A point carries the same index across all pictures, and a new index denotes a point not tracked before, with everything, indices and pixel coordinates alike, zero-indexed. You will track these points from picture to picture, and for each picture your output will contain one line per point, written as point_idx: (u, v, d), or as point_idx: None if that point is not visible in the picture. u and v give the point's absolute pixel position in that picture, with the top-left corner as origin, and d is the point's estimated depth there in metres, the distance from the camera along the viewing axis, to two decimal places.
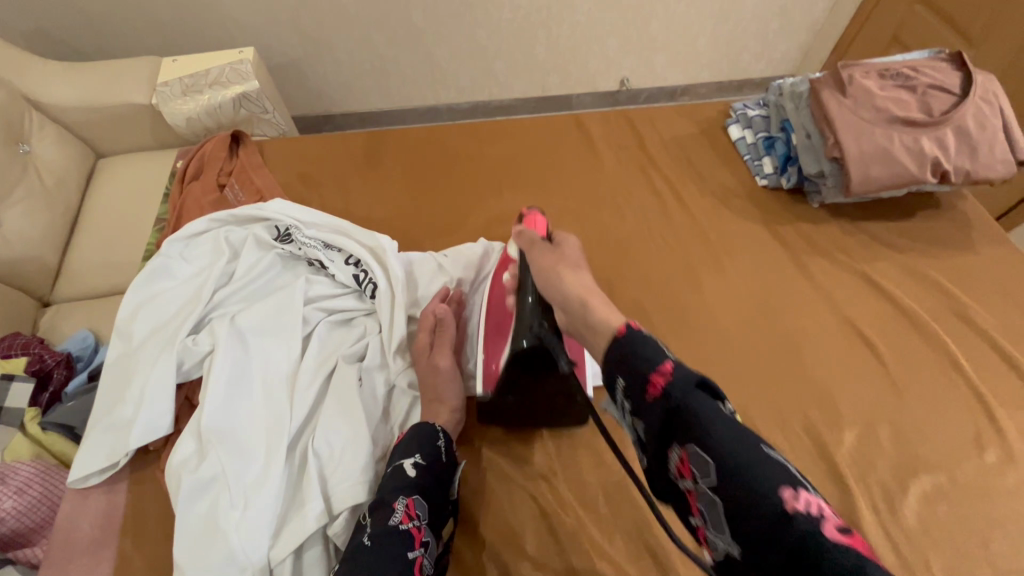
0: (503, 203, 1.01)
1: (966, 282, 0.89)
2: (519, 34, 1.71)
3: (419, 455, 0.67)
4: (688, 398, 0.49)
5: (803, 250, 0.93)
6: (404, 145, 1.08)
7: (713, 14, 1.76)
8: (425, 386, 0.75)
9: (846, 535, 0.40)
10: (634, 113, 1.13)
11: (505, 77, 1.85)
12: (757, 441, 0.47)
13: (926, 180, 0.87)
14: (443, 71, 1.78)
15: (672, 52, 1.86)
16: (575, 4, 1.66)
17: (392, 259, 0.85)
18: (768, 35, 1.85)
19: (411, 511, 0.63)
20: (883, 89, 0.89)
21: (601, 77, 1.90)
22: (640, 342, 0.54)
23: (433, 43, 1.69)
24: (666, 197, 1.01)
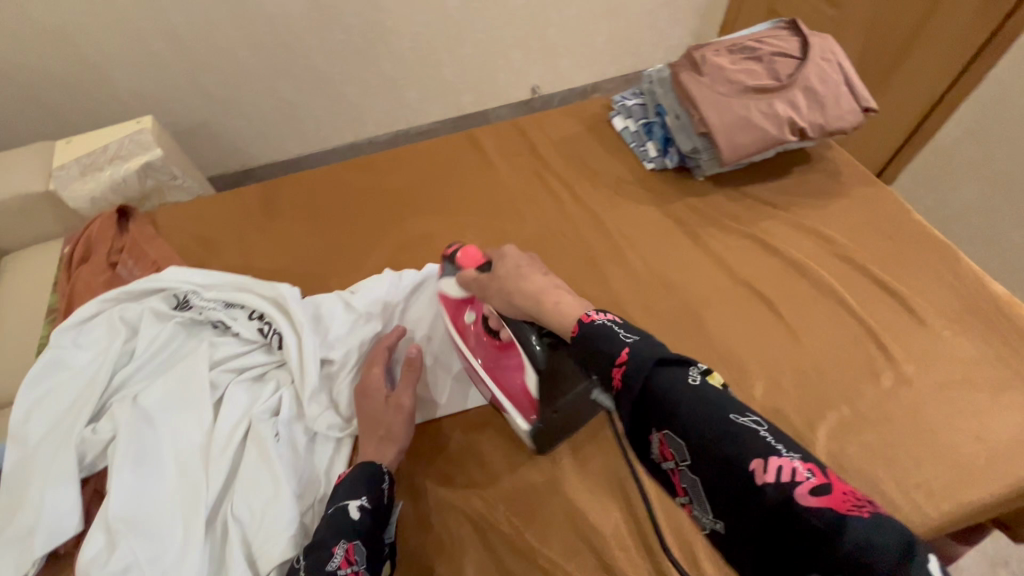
0: (407, 229, 1.02)
1: (842, 225, 0.95)
2: (423, 61, 1.74)
3: (365, 497, 0.66)
4: (651, 382, 0.48)
5: (697, 223, 0.98)
6: (300, 190, 1.08)
7: (606, 13, 1.84)
8: (374, 423, 0.74)
9: (821, 495, 0.38)
10: (524, 120, 1.17)
11: (419, 104, 1.86)
12: (727, 410, 0.45)
13: (787, 139, 0.93)
14: (355, 107, 1.78)
15: (574, 55, 1.93)
16: (470, 23, 1.70)
17: (296, 305, 0.84)
18: (660, 25, 1.95)
19: (350, 556, 0.61)
20: (733, 63, 0.95)
21: (512, 88, 1.95)
22: (596, 335, 0.53)
23: (339, 82, 1.69)
24: (563, 196, 1.04)
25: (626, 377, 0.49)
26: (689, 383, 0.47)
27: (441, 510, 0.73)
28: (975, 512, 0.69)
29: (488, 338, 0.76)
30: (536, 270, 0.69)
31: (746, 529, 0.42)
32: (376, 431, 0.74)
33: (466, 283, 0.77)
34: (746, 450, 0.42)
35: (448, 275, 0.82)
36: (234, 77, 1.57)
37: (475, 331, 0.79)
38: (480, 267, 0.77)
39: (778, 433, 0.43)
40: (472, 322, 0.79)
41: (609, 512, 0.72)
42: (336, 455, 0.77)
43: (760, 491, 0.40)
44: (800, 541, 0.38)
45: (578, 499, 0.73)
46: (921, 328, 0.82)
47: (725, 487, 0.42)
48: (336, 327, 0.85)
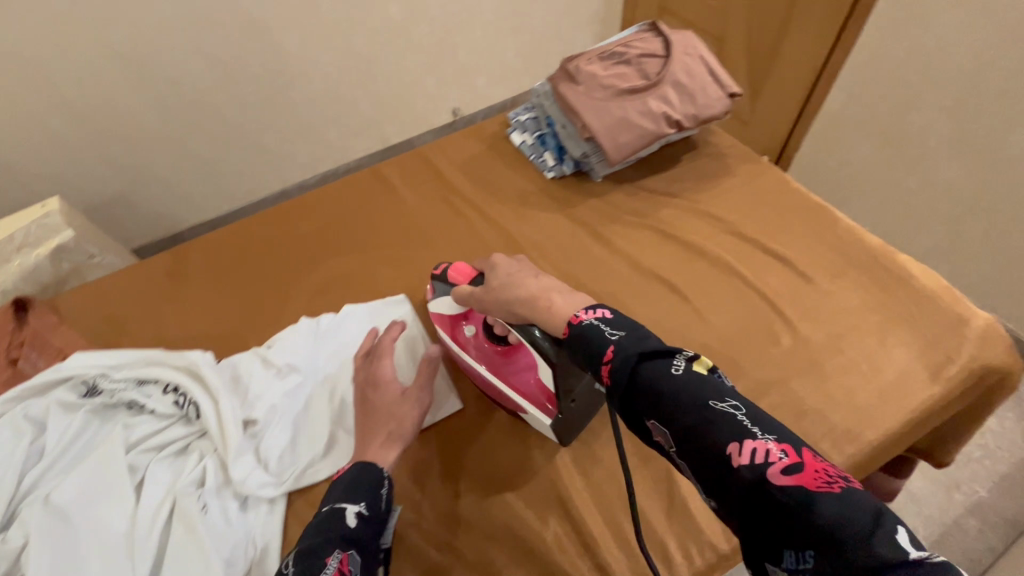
0: (321, 272, 1.02)
1: (730, 203, 1.01)
2: (337, 100, 1.74)
3: (362, 503, 0.64)
4: (637, 373, 0.50)
5: (601, 222, 1.02)
6: (208, 252, 1.06)
7: (510, 30, 1.90)
8: (385, 419, 0.74)
9: (793, 473, 0.41)
10: (427, 148, 1.19)
11: (343, 141, 1.84)
12: (707, 397, 0.47)
13: (666, 133, 0.99)
14: (277, 155, 1.75)
15: (487, 73, 1.98)
16: (377, 57, 1.72)
17: (209, 370, 0.83)
18: (564, 34, 2.03)
19: (344, 567, 0.57)
20: (606, 69, 1.00)
21: (433, 112, 1.96)
22: (584, 335, 0.56)
23: (254, 133, 1.67)
24: (471, 216, 1.07)
25: (614, 371, 0.52)
26: (673, 374, 0.49)
27: None
28: (874, 449, 0.74)
29: (492, 345, 0.78)
30: (528, 275, 0.71)
31: (730, 508, 0.44)
32: (387, 425, 0.74)
33: (462, 300, 0.77)
34: (725, 435, 0.45)
35: (441, 295, 0.83)
36: (139, 146, 1.53)
37: (476, 342, 0.80)
38: (473, 281, 0.78)
39: (757, 417, 0.46)
40: (473, 334, 0.80)
41: (547, 518, 0.74)
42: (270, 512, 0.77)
43: (736, 474, 0.43)
44: (773, 517, 0.41)
45: (513, 509, 0.75)
46: (809, 286, 0.88)
47: (709, 472, 0.45)
48: (256, 382, 0.84)
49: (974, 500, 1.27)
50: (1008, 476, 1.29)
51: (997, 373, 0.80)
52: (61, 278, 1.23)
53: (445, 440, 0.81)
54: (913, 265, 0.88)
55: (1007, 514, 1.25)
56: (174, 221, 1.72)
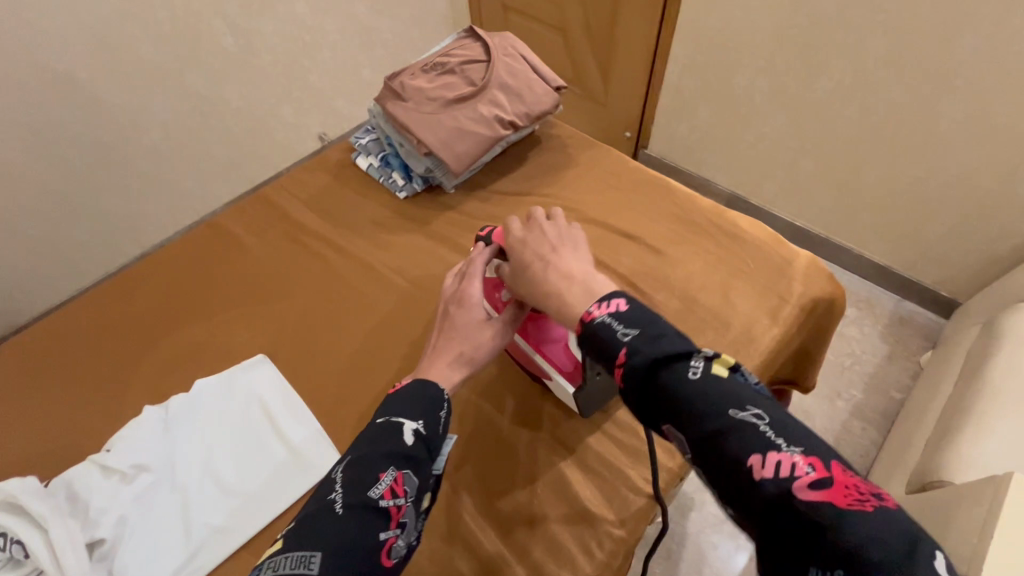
0: (163, 349, 0.91)
1: (579, 192, 1.04)
2: (177, 147, 1.55)
3: (421, 421, 0.57)
4: (653, 374, 0.49)
5: (461, 233, 1.01)
6: (20, 354, 0.92)
7: (357, 47, 1.82)
8: (462, 337, 0.67)
9: (821, 488, 0.39)
10: (268, 190, 1.11)
11: (199, 190, 1.64)
12: (726, 405, 0.45)
13: (503, 134, 0.99)
14: (117, 223, 1.53)
15: (348, 94, 1.85)
16: (217, 97, 1.56)
17: (31, 497, 0.69)
18: (415, 42, 1.98)
19: (398, 486, 0.52)
20: (430, 82, 0.99)
21: (297, 143, 1.78)
22: (597, 332, 0.54)
23: (85, 200, 1.45)
24: (327, 253, 1.01)
25: (624, 373, 0.50)
26: (690, 378, 0.47)
27: None
28: None
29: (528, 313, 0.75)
30: (567, 246, 0.68)
31: (748, 520, 0.42)
32: (457, 345, 0.67)
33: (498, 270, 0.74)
34: (746, 447, 0.43)
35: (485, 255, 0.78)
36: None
37: None
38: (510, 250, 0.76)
39: (781, 426, 0.44)
40: None
41: (447, 550, 0.70)
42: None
43: (760, 490, 0.41)
44: (796, 534, 0.39)
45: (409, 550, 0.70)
46: (661, 258, 0.93)
47: (726, 484, 0.43)
48: (100, 496, 0.73)
49: (854, 405, 1.42)
50: (875, 376, 1.46)
51: (825, 300, 0.90)
52: None
53: None
54: (743, 219, 0.96)
55: (881, 410, 1.41)
56: None
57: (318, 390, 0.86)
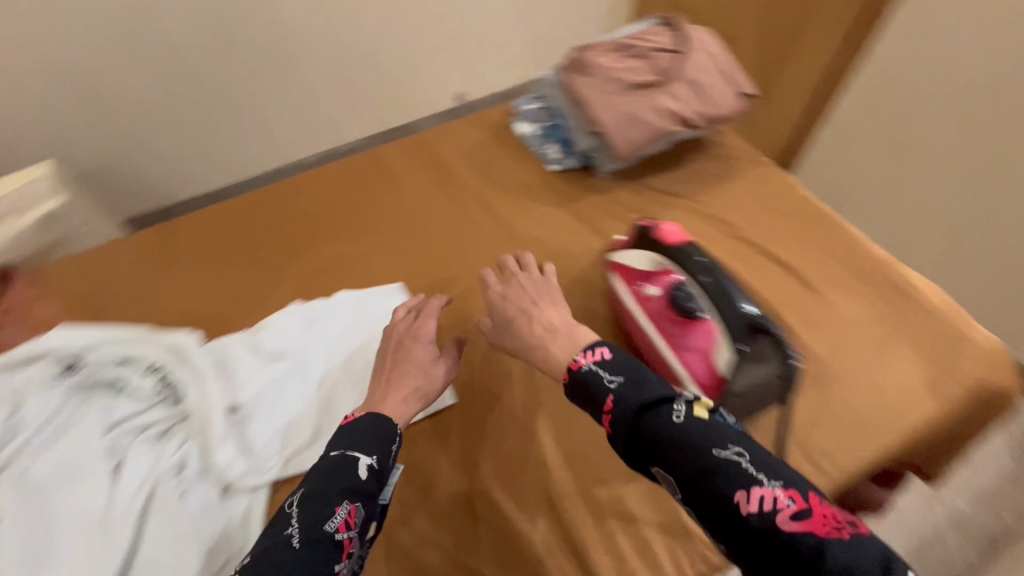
0: (314, 256, 0.99)
1: (735, 208, 0.99)
2: (334, 77, 1.66)
3: (373, 457, 0.64)
4: (638, 421, 0.56)
5: (603, 219, 1.00)
6: (196, 228, 1.03)
7: (517, 15, 1.83)
8: (411, 375, 0.74)
9: (802, 519, 0.47)
10: (427, 134, 1.16)
11: (341, 123, 1.78)
12: (710, 445, 0.53)
13: (675, 130, 0.96)
14: (270, 133, 1.68)
15: (492, 58, 1.90)
16: (382, 37, 1.65)
17: (195, 355, 0.82)
18: (572, 23, 1.95)
19: (350, 519, 0.60)
20: (616, 61, 0.97)
21: (434, 96, 1.89)
22: (586, 380, 0.62)
23: (249, 107, 1.60)
24: (471, 207, 1.04)
25: (614, 418, 0.58)
26: (675, 422, 0.55)
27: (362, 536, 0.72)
28: (869, 464, 0.74)
29: (670, 312, 0.74)
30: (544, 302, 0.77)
31: (739, 548, 0.49)
32: (412, 380, 0.74)
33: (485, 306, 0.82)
34: (731, 485, 0.50)
35: (643, 246, 0.80)
36: (123, 115, 1.45)
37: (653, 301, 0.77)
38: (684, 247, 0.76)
39: (758, 462, 0.51)
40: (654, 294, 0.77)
41: (531, 517, 0.72)
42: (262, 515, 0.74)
43: (748, 522, 0.48)
44: (787, 558, 0.46)
45: (501, 508, 0.73)
46: (814, 297, 0.87)
47: (720, 517, 0.50)
48: (244, 366, 0.82)
49: (957, 513, 1.27)
50: (994, 491, 1.29)
51: (998, 392, 0.79)
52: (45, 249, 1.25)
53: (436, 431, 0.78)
54: (915, 279, 0.87)
55: (991, 530, 1.25)
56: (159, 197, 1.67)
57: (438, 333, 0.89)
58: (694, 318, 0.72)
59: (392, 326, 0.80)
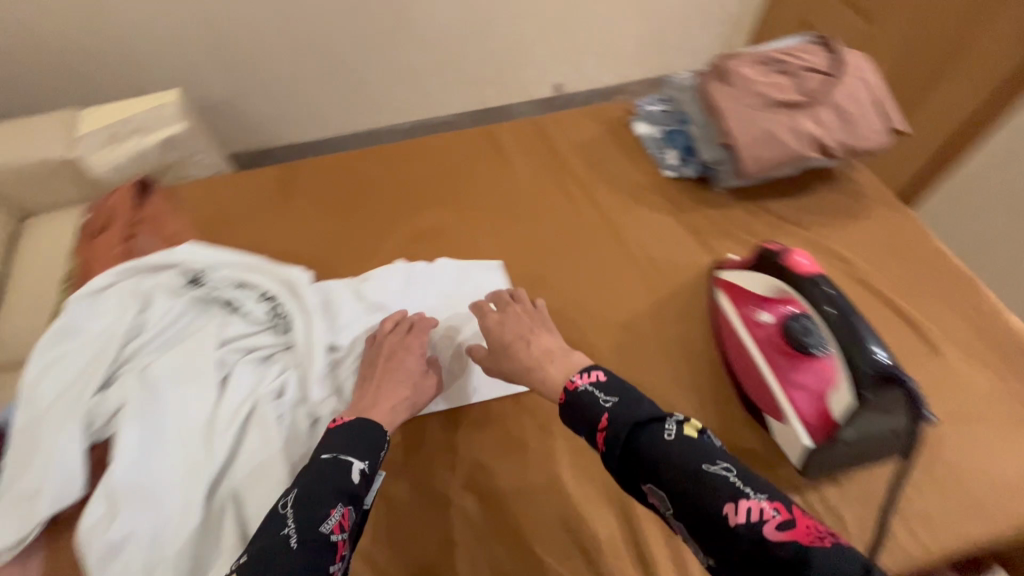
0: (421, 219, 1.02)
1: (859, 247, 0.94)
2: (445, 50, 1.69)
3: (365, 462, 0.65)
4: (631, 439, 0.56)
5: (714, 235, 0.97)
6: (316, 174, 1.08)
7: (633, 15, 1.78)
8: (394, 386, 0.75)
9: (787, 529, 0.47)
10: (543, 120, 1.16)
11: (441, 95, 1.82)
12: (700, 462, 0.53)
13: (812, 156, 0.92)
14: (376, 95, 1.74)
15: (600, 54, 1.86)
16: (495, 17, 1.65)
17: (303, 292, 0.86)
18: (689, 29, 1.87)
19: (344, 521, 0.61)
20: (762, 75, 0.93)
21: (534, 84, 1.89)
22: (578, 401, 0.62)
23: (359, 67, 1.65)
24: (580, 199, 1.03)
25: (607, 438, 0.58)
26: (665, 440, 0.55)
27: (438, 499, 0.74)
28: (975, 545, 0.68)
29: (783, 343, 0.71)
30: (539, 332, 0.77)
31: (730, 560, 0.49)
32: (400, 392, 0.75)
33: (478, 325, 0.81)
34: (721, 498, 0.50)
35: (764, 269, 0.77)
36: (252, 57, 1.53)
37: (768, 330, 0.74)
38: (812, 280, 0.71)
39: (744, 477, 0.52)
40: (770, 322, 0.74)
41: (601, 516, 0.72)
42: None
43: (737, 534, 0.49)
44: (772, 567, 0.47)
45: (573, 502, 0.73)
46: (933, 357, 0.81)
47: (710, 531, 0.50)
48: (346, 314, 0.86)
49: None
50: None
51: None
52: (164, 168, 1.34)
53: (519, 414, 0.80)
54: None
55: None
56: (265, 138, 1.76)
57: None
58: (810, 353, 0.68)
59: (382, 336, 0.81)
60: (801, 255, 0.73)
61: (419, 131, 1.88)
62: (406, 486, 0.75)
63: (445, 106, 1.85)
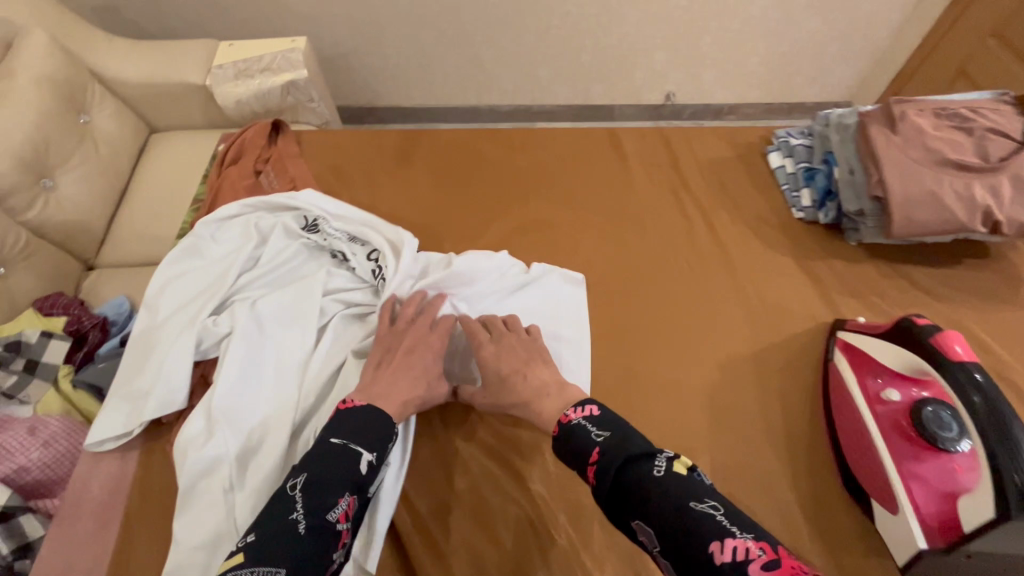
0: (529, 210, 1.00)
1: (1007, 339, 0.83)
2: (565, 41, 1.64)
3: (374, 452, 0.63)
4: (620, 474, 0.56)
5: (837, 290, 0.90)
6: (436, 145, 1.09)
7: (769, 36, 1.64)
8: (411, 382, 0.71)
9: (772, 569, 0.45)
10: (669, 131, 1.11)
11: (549, 84, 1.78)
12: (687, 499, 0.51)
13: (975, 229, 0.82)
14: (487, 73, 1.73)
15: (723, 70, 1.75)
16: (624, 14, 1.57)
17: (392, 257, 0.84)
18: (826, 59, 1.72)
19: (349, 510, 0.59)
20: (936, 128, 0.85)
21: (646, 89, 1.81)
22: (575, 436, 0.62)
23: (476, 43, 1.64)
24: (696, 221, 0.99)
25: (598, 472, 0.58)
26: (654, 476, 0.54)
27: (500, 495, 0.70)
28: None
29: (910, 426, 0.66)
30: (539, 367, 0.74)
31: None
32: (413, 390, 0.71)
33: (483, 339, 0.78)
34: (705, 534, 0.49)
35: (898, 342, 0.69)
36: (380, 17, 1.55)
37: (893, 408, 0.68)
38: (964, 366, 0.62)
39: (731, 517, 0.50)
40: (897, 400, 0.69)
41: None
42: (401, 431, 0.73)
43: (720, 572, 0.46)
44: None
45: None
46: None
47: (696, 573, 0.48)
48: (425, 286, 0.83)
49: None
50: None
51: None
52: (282, 109, 1.40)
53: None
54: None
55: None
56: (375, 96, 1.80)
57: (623, 334, 0.86)
58: (942, 447, 0.63)
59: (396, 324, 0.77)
60: (953, 336, 0.65)
61: (519, 115, 1.86)
62: (468, 473, 0.72)
63: (550, 95, 1.82)
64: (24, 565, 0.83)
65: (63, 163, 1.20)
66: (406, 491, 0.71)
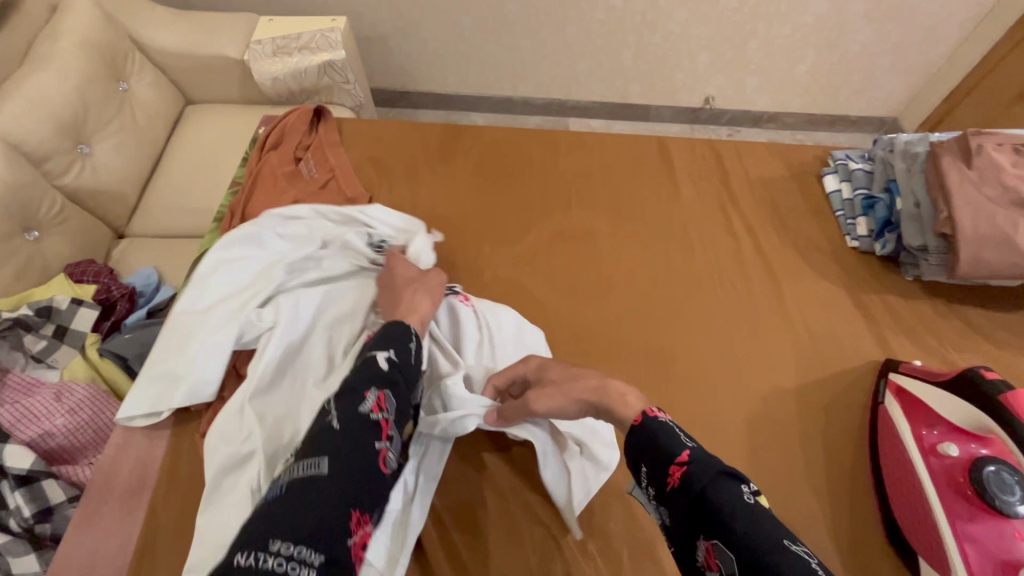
0: (570, 218, 0.97)
1: None
2: (607, 37, 1.59)
3: (392, 350, 0.63)
4: (709, 490, 0.47)
5: (889, 327, 0.86)
6: (479, 143, 1.07)
7: (820, 43, 1.57)
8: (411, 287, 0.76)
9: None
10: (720, 144, 1.07)
11: (587, 79, 1.73)
12: (781, 535, 0.44)
13: None
14: (524, 65, 1.69)
15: (765, 76, 1.68)
16: (669, 11, 1.51)
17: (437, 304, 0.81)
18: (876, 72, 1.64)
19: (382, 403, 0.58)
20: (1015, 166, 0.80)
21: (685, 91, 1.75)
22: (658, 432, 0.53)
23: (515, 33, 1.59)
24: (743, 241, 0.95)
25: (681, 480, 0.49)
26: (745, 502, 0.46)
27: (530, 518, 0.69)
28: None
29: (966, 484, 0.62)
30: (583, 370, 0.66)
31: None
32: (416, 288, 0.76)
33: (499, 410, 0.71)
34: None
35: (963, 393, 0.65)
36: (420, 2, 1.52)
37: (950, 464, 0.65)
38: None
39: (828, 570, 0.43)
40: (954, 455, 0.65)
41: None
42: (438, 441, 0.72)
43: None
44: None
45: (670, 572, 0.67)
46: None
47: None
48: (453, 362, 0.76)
49: None
50: None
51: None
52: (317, 89, 1.38)
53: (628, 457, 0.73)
54: None
55: None
56: (408, 80, 1.78)
57: (663, 357, 0.82)
58: (1002, 511, 0.59)
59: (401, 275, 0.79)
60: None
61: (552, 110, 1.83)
62: (495, 491, 0.71)
63: (586, 91, 1.77)
64: (46, 527, 0.86)
65: (100, 129, 1.19)
66: (435, 505, 0.70)
